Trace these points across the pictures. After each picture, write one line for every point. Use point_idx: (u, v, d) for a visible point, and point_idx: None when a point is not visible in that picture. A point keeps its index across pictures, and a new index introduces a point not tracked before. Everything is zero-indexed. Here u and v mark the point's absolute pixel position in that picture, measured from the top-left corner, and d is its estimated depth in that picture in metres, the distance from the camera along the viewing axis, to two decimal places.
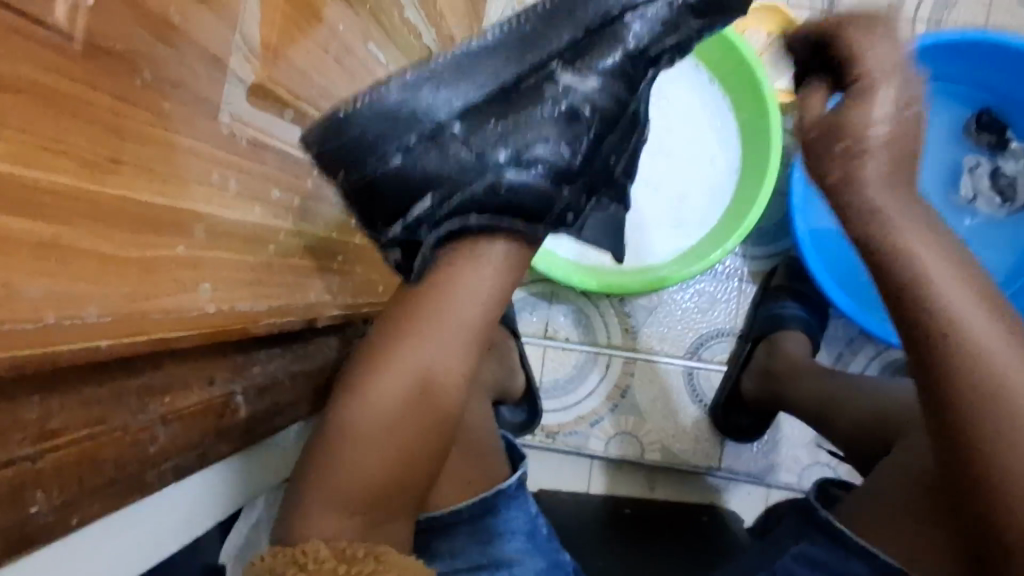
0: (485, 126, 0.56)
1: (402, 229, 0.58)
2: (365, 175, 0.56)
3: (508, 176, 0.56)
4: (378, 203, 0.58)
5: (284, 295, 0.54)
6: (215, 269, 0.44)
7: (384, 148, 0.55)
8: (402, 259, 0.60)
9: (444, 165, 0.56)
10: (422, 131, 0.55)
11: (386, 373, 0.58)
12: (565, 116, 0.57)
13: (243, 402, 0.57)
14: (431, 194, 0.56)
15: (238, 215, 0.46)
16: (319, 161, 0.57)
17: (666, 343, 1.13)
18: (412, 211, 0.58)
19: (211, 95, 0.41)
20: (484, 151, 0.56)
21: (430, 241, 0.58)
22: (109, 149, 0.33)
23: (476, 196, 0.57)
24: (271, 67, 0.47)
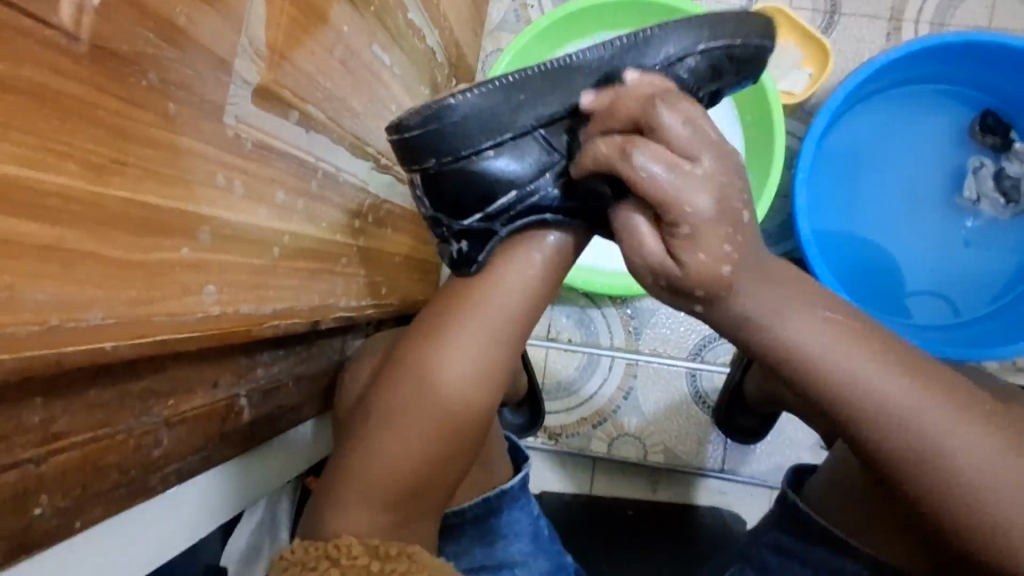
0: (570, 134, 0.58)
1: (480, 219, 0.60)
2: (450, 165, 0.58)
3: (578, 184, 0.59)
4: (461, 192, 0.59)
5: (288, 298, 0.54)
6: (219, 272, 0.43)
7: (480, 144, 0.57)
8: (473, 249, 0.61)
9: (533, 166, 0.58)
10: (510, 132, 0.57)
11: (415, 377, 0.58)
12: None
13: (247, 405, 0.56)
14: (513, 190, 0.59)
15: (242, 217, 0.46)
16: (407, 148, 0.59)
17: (669, 344, 1.13)
18: (494, 202, 0.59)
19: (216, 98, 0.41)
20: (569, 159, 0.59)
21: (502, 232, 0.60)
22: (114, 152, 0.33)
23: (559, 195, 0.60)
24: (276, 70, 0.47)
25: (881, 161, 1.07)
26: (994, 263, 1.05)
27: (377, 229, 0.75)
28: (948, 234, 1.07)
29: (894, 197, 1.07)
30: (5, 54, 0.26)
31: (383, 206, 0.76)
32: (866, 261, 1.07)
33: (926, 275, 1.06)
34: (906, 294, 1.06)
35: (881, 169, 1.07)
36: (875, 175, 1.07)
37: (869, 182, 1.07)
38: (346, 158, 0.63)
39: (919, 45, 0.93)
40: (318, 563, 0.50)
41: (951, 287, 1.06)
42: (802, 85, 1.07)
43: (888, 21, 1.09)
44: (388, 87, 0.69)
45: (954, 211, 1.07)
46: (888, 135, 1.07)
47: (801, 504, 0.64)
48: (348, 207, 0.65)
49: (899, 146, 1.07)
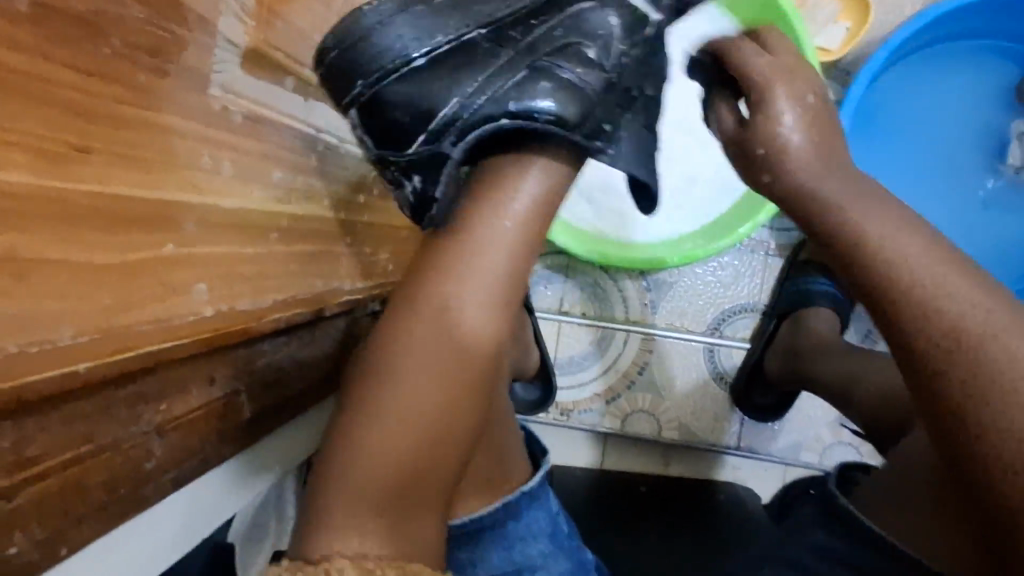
0: (517, 32, 0.49)
1: (425, 141, 0.48)
2: (379, 82, 0.47)
3: (543, 84, 0.48)
4: (396, 119, 0.48)
5: (289, 286, 0.49)
6: (211, 266, 0.38)
7: (405, 49, 0.47)
8: (427, 181, 0.49)
9: (477, 70, 0.48)
10: (443, 36, 0.47)
11: (403, 346, 0.48)
12: (602, 29, 0.50)
13: (247, 400, 0.52)
14: (455, 100, 0.47)
15: (236, 203, 0.40)
16: (330, 78, 0.48)
17: (686, 318, 1.08)
18: (436, 117, 0.48)
19: (199, 65, 0.35)
20: (515, 55, 0.48)
21: (456, 153, 0.48)
22: (77, 136, 0.27)
23: (517, 100, 0.47)
24: (264, 28, 0.41)
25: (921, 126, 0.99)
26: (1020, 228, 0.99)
27: (382, 201, 0.69)
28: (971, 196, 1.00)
29: (932, 163, 1.00)
30: None
31: None
32: None
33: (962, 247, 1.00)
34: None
35: (919, 132, 0.99)
36: (912, 139, 0.99)
37: (906, 148, 1.00)
38: (347, 127, 0.57)
39: None
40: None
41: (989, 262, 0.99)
42: (838, 40, 0.98)
43: None
44: None
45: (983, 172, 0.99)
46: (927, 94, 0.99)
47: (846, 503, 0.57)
48: (351, 181, 0.60)
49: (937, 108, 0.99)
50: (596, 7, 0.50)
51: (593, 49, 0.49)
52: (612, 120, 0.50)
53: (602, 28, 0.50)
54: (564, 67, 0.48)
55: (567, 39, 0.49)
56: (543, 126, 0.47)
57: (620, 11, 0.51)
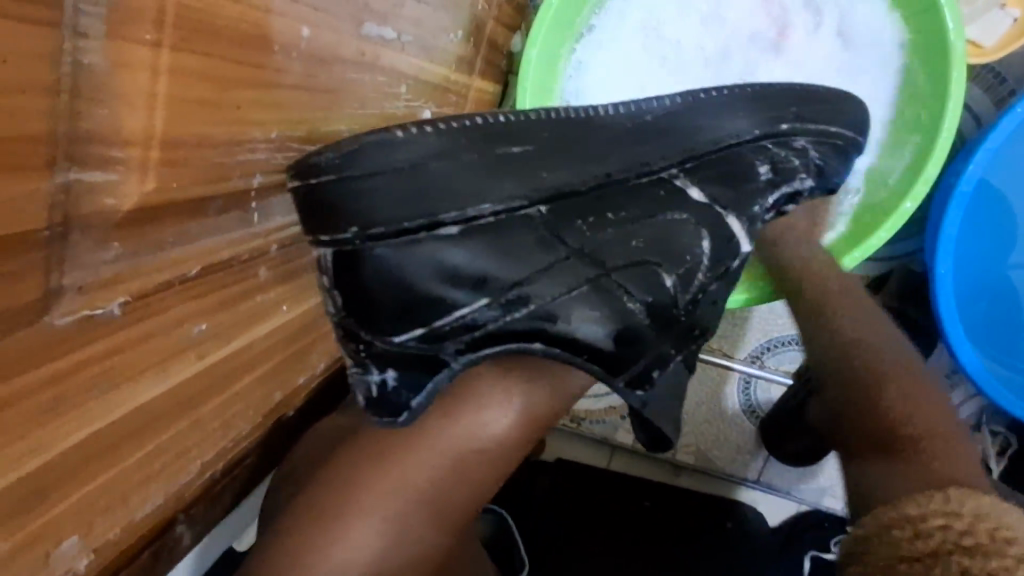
0: (583, 222, 0.36)
1: (419, 336, 0.35)
2: (384, 242, 0.33)
3: (595, 311, 0.36)
4: (388, 295, 0.34)
5: (223, 433, 0.39)
6: (84, 505, 0.29)
7: (437, 217, 0.33)
8: (405, 383, 0.37)
9: (524, 268, 0.35)
10: (492, 205, 0.34)
11: (341, 521, 0.41)
12: (689, 252, 0.39)
13: (193, 527, 0.45)
14: (482, 299, 0.35)
15: (124, 409, 0.29)
16: (302, 207, 0.33)
17: (726, 342, 0.96)
18: (447, 314, 0.35)
19: (29, 292, 0.22)
20: (576, 259, 0.36)
21: (457, 364, 0.36)
22: None
23: (551, 316, 0.36)
24: (163, 172, 0.27)
25: None
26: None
27: None
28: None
29: None
30: None
31: None
32: (983, 256, 0.72)
33: None
34: (1008, 266, 0.72)
35: None
36: None
37: None
38: None
39: None
40: None
41: None
42: (999, 35, 0.71)
43: None
44: (397, 67, 0.46)
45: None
46: None
47: None
48: None
49: None
50: (691, 220, 0.39)
51: (671, 279, 0.39)
52: (660, 367, 0.40)
53: (690, 254, 0.39)
54: (631, 293, 0.38)
55: (644, 255, 0.38)
56: (582, 361, 0.37)
57: (712, 234, 0.40)
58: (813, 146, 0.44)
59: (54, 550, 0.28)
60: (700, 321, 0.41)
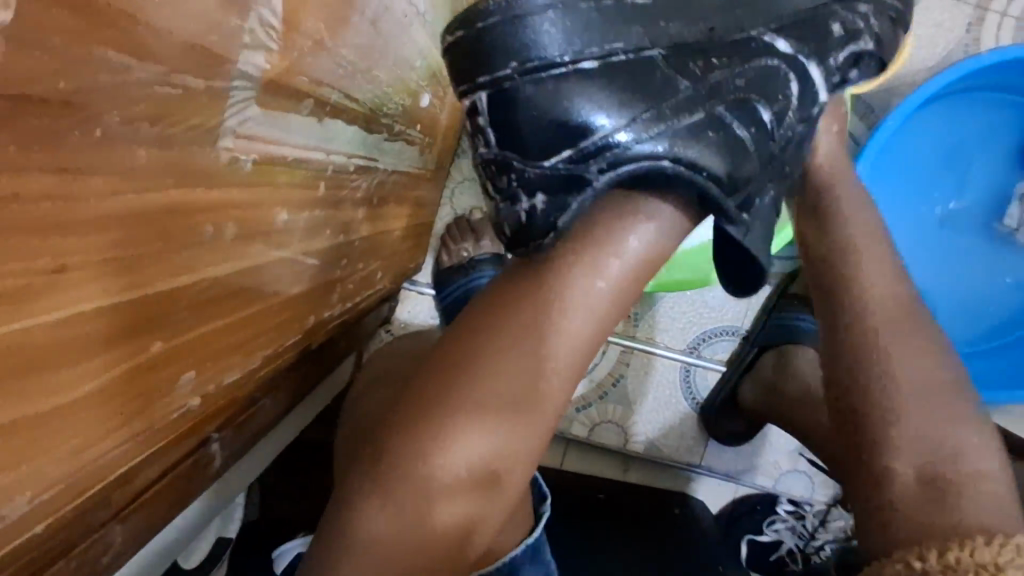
0: (696, 64, 0.42)
1: (568, 157, 0.41)
2: (537, 75, 0.40)
3: (710, 134, 0.42)
4: (538, 122, 0.41)
5: (278, 336, 0.42)
6: (202, 347, 0.31)
7: (581, 50, 0.40)
8: (553, 207, 0.41)
9: (651, 98, 0.41)
10: (622, 45, 0.41)
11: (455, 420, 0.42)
12: (783, 92, 0.44)
13: (219, 449, 0.46)
14: (621, 120, 0.41)
15: (235, 264, 0.33)
16: (471, 47, 0.40)
17: (668, 335, 1.06)
18: (590, 136, 0.41)
19: (214, 114, 0.27)
20: (694, 91, 0.42)
21: (598, 184, 0.41)
22: (55, 257, 0.20)
23: (676, 139, 0.41)
24: (290, 51, 0.32)
25: (924, 170, 0.87)
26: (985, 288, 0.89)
27: (379, 210, 0.62)
28: (951, 243, 0.89)
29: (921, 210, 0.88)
30: None
31: (387, 182, 0.63)
32: None
33: (933, 298, 0.89)
34: None
35: (919, 177, 0.87)
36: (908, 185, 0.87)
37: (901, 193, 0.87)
38: (356, 141, 0.49)
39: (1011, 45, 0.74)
40: None
41: (951, 320, 0.89)
42: None
43: (973, 10, 0.93)
44: (414, 41, 0.54)
45: (980, 221, 0.89)
46: (944, 134, 0.86)
47: None
48: (353, 197, 0.52)
49: (951, 146, 0.87)
50: (782, 66, 0.44)
51: (768, 113, 0.44)
52: (760, 196, 0.45)
53: (782, 94, 0.44)
54: (738, 123, 0.43)
55: (748, 92, 0.43)
56: (702, 181, 0.41)
57: (800, 81, 0.45)
58: (871, 14, 0.47)
59: (179, 383, 0.30)
60: (787, 158, 0.47)
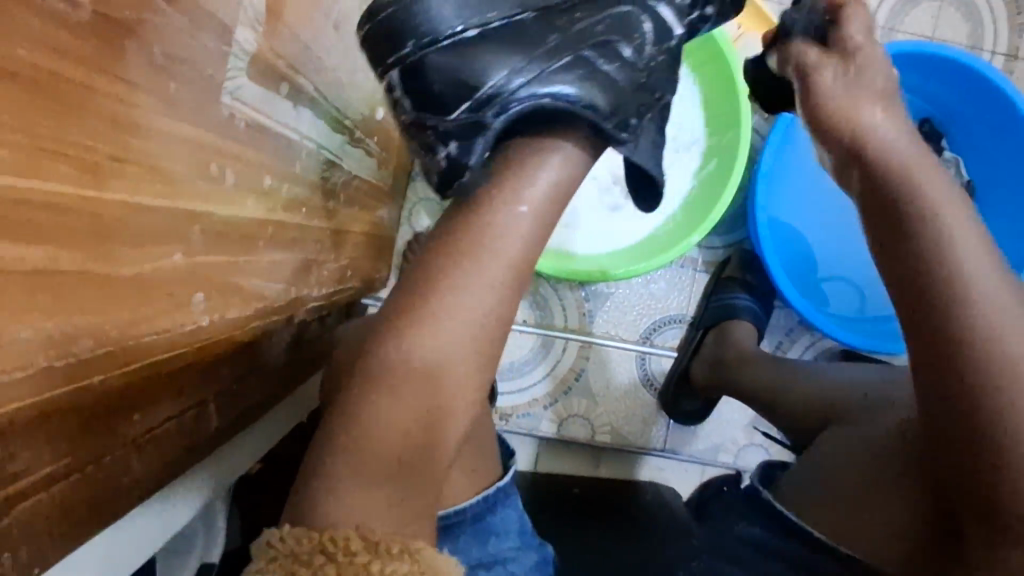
0: (560, 20, 0.54)
1: (469, 108, 0.52)
2: (430, 49, 0.51)
3: (580, 73, 0.54)
4: (442, 85, 0.52)
5: (267, 295, 0.48)
6: (208, 276, 0.37)
7: (463, 21, 0.51)
8: (464, 149, 0.53)
9: (527, 51, 0.53)
10: (497, 13, 0.52)
11: (418, 342, 0.52)
12: (637, 31, 0.57)
13: (216, 411, 0.51)
14: (503, 71, 0.52)
15: (232, 211, 0.39)
16: (378, 36, 0.52)
17: (621, 327, 1.14)
18: (482, 88, 0.52)
19: (217, 73, 0.34)
20: (561, 43, 0.54)
21: (496, 124, 0.52)
22: (113, 149, 0.26)
23: (552, 82, 0.53)
24: (272, 36, 0.39)
25: None
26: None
27: (346, 208, 0.69)
28: None
29: None
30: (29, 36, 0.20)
31: (352, 184, 0.71)
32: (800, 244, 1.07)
33: None
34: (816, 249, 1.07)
35: None
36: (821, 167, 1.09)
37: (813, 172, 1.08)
38: (325, 135, 0.56)
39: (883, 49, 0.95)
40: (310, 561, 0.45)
41: None
42: None
43: None
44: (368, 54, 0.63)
45: None
46: None
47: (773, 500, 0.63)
48: (323, 187, 0.59)
49: None
50: (634, 10, 0.57)
51: (627, 49, 0.56)
52: (636, 118, 0.58)
53: (637, 32, 0.57)
54: (604, 62, 0.55)
55: (608, 36, 0.56)
56: (579, 111, 0.54)
57: (651, 20, 0.58)
58: None
59: (192, 302, 0.36)
60: (655, 85, 0.59)
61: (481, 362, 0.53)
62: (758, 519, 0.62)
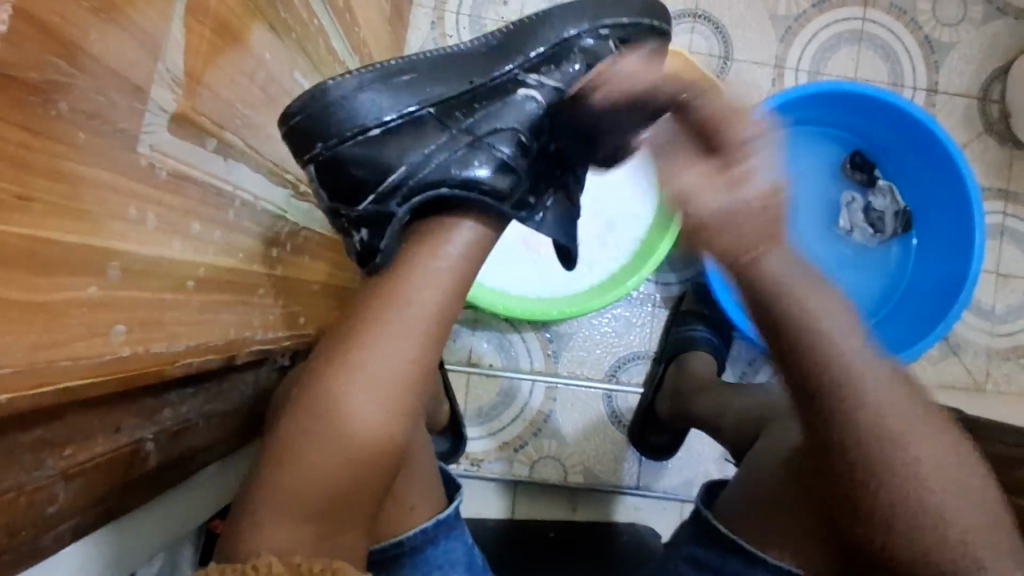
0: (459, 111, 0.58)
1: (373, 201, 0.57)
2: (339, 147, 0.56)
3: (477, 159, 0.58)
4: (354, 179, 0.57)
5: (201, 333, 0.51)
6: (129, 310, 0.41)
7: (364, 125, 0.56)
8: (375, 236, 0.58)
9: (425, 142, 0.57)
10: (397, 110, 0.57)
11: (342, 386, 0.54)
12: (531, 117, 0.60)
13: (155, 449, 0.53)
14: (403, 167, 0.57)
15: (155, 251, 0.43)
16: (295, 137, 0.56)
17: (586, 366, 1.17)
18: (386, 180, 0.57)
19: (132, 127, 0.38)
20: (460, 134, 0.58)
21: (401, 212, 0.57)
22: (19, 187, 0.30)
23: (451, 174, 0.58)
24: (192, 96, 0.44)
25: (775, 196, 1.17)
26: (892, 275, 1.16)
27: (295, 256, 0.73)
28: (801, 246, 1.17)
29: (784, 222, 1.17)
30: None
31: (302, 234, 0.75)
32: None
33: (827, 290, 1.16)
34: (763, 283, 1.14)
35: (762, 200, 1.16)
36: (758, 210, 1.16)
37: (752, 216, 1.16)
38: (264, 186, 0.61)
39: (801, 92, 1.02)
40: None
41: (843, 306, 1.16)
42: None
43: (772, 68, 1.15)
44: None
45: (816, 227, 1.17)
46: None
47: (713, 518, 0.65)
48: (264, 234, 0.63)
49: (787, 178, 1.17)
50: (532, 99, 0.60)
51: (525, 137, 0.60)
52: (534, 197, 0.63)
53: (534, 117, 0.60)
54: (500, 148, 0.59)
55: (506, 127, 0.59)
56: (476, 196, 0.58)
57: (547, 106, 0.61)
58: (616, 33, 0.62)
59: (109, 332, 0.39)
60: (553, 162, 0.64)
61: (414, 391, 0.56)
62: (707, 538, 0.64)
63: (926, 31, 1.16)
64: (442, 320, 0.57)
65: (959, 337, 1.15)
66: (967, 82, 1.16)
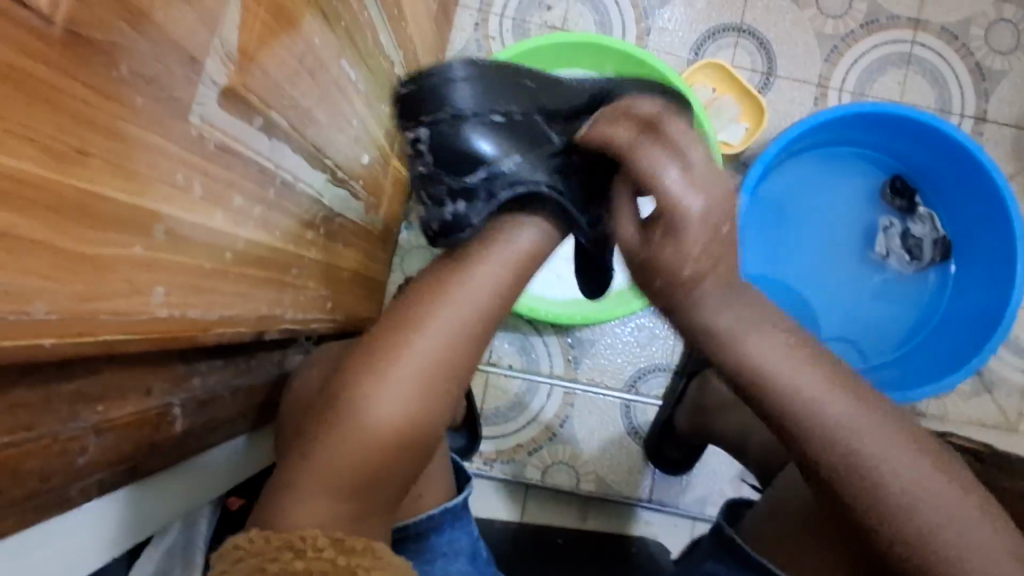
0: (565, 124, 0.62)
1: (481, 177, 0.59)
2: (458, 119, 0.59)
3: (572, 166, 0.61)
4: (465, 149, 0.59)
5: (235, 304, 0.53)
6: (170, 274, 0.42)
7: (491, 107, 0.59)
8: (470, 210, 0.60)
9: (534, 140, 0.60)
10: (517, 105, 0.60)
11: (385, 375, 0.56)
12: None
13: (182, 415, 0.54)
14: (514, 157, 0.59)
15: (197, 220, 0.44)
16: (415, 99, 0.59)
17: (606, 374, 1.16)
18: (496, 162, 0.59)
19: (186, 97, 0.40)
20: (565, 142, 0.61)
21: (503, 196, 0.59)
22: (78, 142, 0.31)
23: (548, 170, 0.60)
24: (243, 72, 0.46)
25: (805, 215, 1.15)
26: (927, 305, 1.13)
27: (329, 241, 0.74)
28: (834, 268, 1.15)
29: (817, 242, 1.15)
30: (10, 42, 0.26)
31: (336, 220, 0.76)
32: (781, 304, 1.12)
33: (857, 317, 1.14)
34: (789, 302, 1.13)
35: (797, 220, 1.14)
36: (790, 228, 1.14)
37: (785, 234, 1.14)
38: (304, 168, 0.62)
39: (845, 110, 1.00)
40: (280, 554, 0.47)
41: (874, 333, 1.13)
42: (739, 138, 1.08)
43: (815, 86, 1.14)
44: (352, 101, 0.70)
45: (850, 251, 1.15)
46: (810, 187, 1.14)
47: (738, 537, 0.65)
48: (302, 217, 0.64)
49: (822, 198, 1.15)
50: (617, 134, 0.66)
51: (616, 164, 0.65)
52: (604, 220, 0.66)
53: None
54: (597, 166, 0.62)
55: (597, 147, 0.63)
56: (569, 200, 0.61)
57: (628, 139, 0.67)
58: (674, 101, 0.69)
59: (150, 293, 0.40)
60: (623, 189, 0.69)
61: (441, 377, 0.57)
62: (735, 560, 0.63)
63: (977, 58, 1.14)
64: (485, 316, 0.59)
65: (994, 375, 1.11)
66: (1017, 112, 1.13)
